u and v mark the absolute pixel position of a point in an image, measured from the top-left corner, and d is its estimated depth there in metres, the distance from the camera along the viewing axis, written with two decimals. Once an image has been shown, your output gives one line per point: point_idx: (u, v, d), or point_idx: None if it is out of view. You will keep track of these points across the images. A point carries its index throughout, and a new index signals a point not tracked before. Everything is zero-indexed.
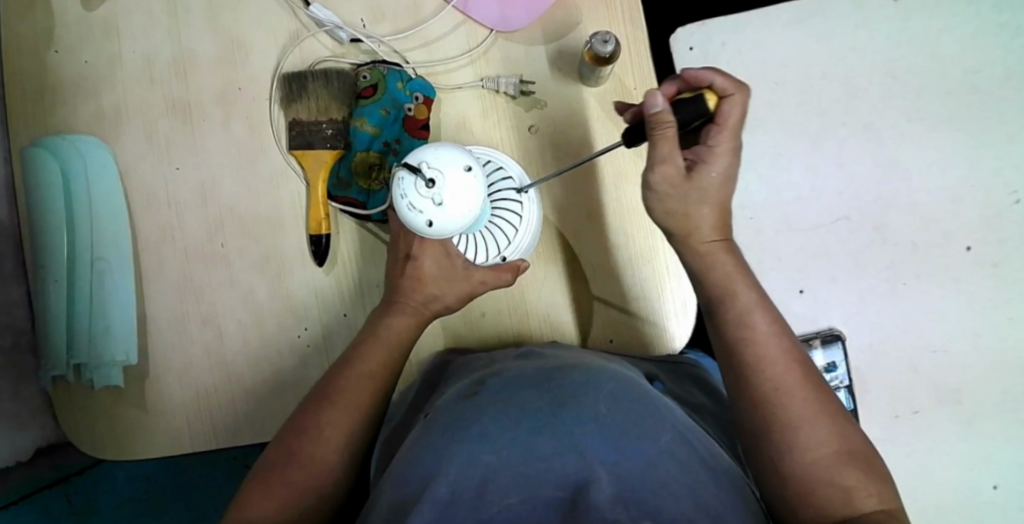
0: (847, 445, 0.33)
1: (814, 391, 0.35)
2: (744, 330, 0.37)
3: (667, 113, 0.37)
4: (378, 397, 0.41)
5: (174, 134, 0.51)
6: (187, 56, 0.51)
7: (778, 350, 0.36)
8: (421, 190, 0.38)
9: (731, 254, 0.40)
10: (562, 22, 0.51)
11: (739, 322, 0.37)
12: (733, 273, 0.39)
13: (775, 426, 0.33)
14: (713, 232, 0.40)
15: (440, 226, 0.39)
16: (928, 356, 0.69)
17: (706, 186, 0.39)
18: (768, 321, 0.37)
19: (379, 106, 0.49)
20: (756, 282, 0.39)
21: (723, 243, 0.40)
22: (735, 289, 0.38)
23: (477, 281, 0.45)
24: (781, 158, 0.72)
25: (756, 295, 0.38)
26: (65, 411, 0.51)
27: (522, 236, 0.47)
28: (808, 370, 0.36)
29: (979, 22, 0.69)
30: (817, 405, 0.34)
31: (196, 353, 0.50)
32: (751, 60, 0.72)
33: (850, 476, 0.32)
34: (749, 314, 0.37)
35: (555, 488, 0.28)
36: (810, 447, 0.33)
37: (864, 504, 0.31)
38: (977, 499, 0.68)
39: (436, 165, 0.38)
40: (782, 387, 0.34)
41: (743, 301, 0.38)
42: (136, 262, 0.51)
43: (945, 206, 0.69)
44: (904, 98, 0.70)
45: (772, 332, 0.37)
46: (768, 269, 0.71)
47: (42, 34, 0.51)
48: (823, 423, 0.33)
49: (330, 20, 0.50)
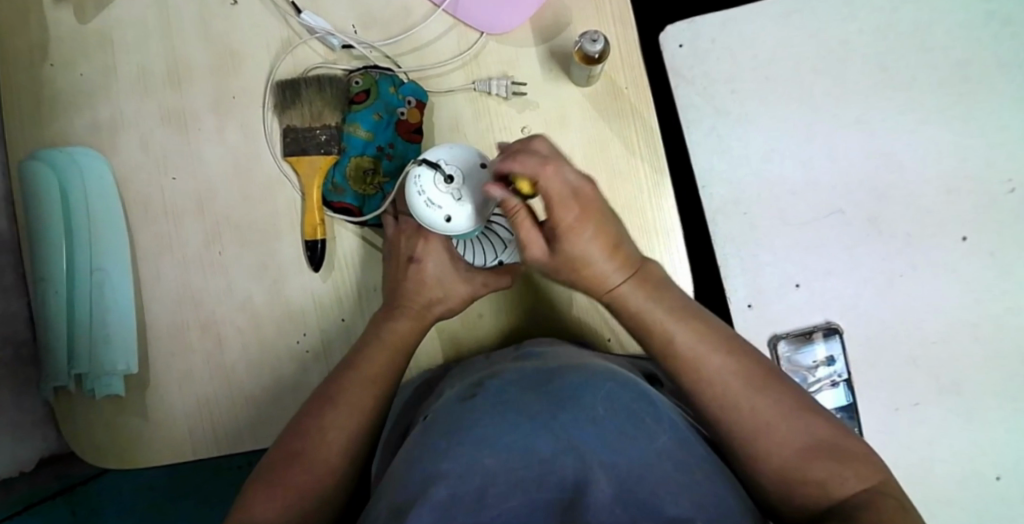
0: (811, 436, 0.32)
1: (763, 391, 0.33)
2: (673, 355, 0.35)
3: (510, 200, 0.34)
4: (381, 400, 0.42)
5: (169, 144, 0.52)
6: (181, 65, 0.52)
7: (713, 363, 0.35)
8: (440, 186, 0.38)
9: (641, 286, 0.37)
10: (551, 23, 0.52)
11: (664, 352, 0.36)
12: (645, 306, 0.37)
13: (735, 441, 0.33)
14: (617, 274, 0.37)
15: (457, 221, 0.39)
16: (928, 347, 0.69)
17: (579, 254, 0.35)
18: (695, 336, 0.35)
19: (371, 111, 0.49)
20: (677, 305, 0.37)
21: (632, 279, 0.37)
22: (651, 322, 0.36)
23: (479, 282, 0.47)
24: (775, 152, 0.72)
25: (674, 316, 0.36)
26: (67, 421, 0.51)
27: (518, 242, 0.47)
28: (749, 370, 0.34)
29: (968, 13, 0.69)
30: (769, 406, 0.33)
31: (196, 361, 0.50)
32: (742, 57, 0.72)
33: (820, 468, 0.31)
34: (672, 338, 0.36)
35: (555, 490, 0.28)
36: (775, 452, 0.32)
37: (845, 490, 0.30)
38: (981, 490, 0.68)
39: (455, 162, 0.39)
40: (725, 401, 0.33)
41: (660, 327, 0.36)
42: (134, 271, 0.51)
43: (940, 196, 0.69)
44: (896, 89, 0.70)
45: (699, 349, 0.35)
46: (764, 264, 0.71)
47: (37, 47, 0.52)
48: (781, 420, 0.33)
49: (321, 27, 0.51)
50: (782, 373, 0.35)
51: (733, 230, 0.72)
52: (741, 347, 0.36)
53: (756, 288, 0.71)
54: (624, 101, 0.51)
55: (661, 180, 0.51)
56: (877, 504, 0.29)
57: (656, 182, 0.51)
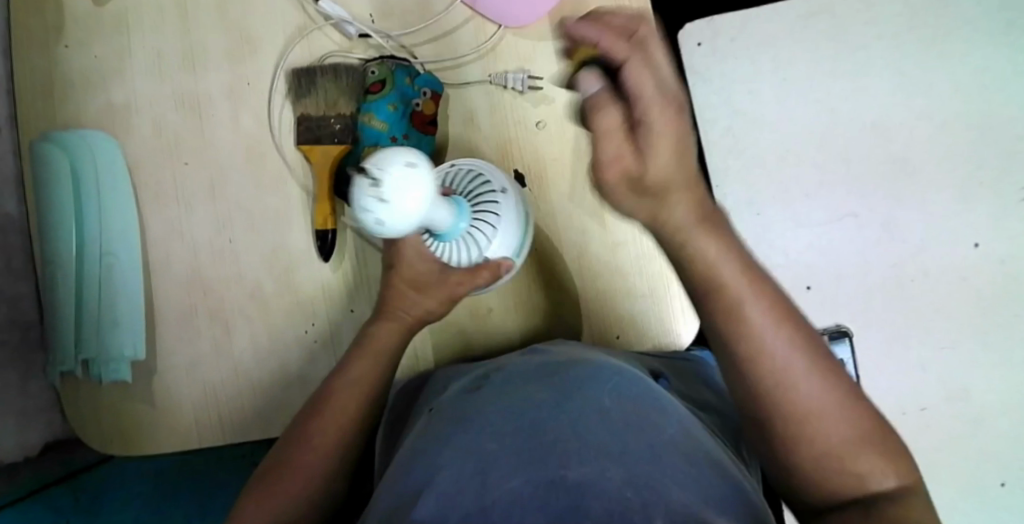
0: (859, 427, 0.30)
1: (823, 375, 0.31)
2: (738, 325, 0.32)
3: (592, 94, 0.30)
4: (369, 400, 0.41)
5: (182, 130, 0.51)
6: (197, 51, 0.52)
7: (779, 337, 0.31)
8: (366, 191, 0.30)
9: (715, 237, 0.32)
10: (570, 18, 0.51)
11: (732, 319, 0.32)
12: (720, 263, 0.32)
13: (780, 422, 0.31)
14: (690, 217, 0.32)
15: (393, 228, 0.31)
16: (936, 354, 0.69)
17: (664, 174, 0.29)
18: (765, 307, 0.32)
19: (387, 102, 0.47)
20: (746, 264, 0.33)
21: (705, 226, 0.32)
22: (725, 283, 0.32)
23: (454, 282, 0.43)
24: (791, 154, 0.72)
25: (747, 280, 0.32)
26: (72, 405, 0.51)
27: (502, 235, 0.43)
28: (814, 349, 0.32)
29: (990, 20, 0.69)
30: (829, 390, 0.31)
31: (204, 349, 0.50)
32: (757, 58, 0.72)
33: (863, 461, 0.30)
34: (743, 303, 0.32)
35: (558, 467, 0.27)
36: (820, 439, 0.30)
37: (880, 484, 0.29)
38: (984, 497, 0.67)
39: (383, 162, 0.30)
40: (782, 380, 0.31)
41: (735, 292, 0.32)
42: (144, 257, 0.51)
43: (954, 203, 0.69)
44: (914, 94, 0.70)
45: (766, 319, 0.31)
46: (776, 266, 0.71)
47: (52, 29, 0.52)
48: (834, 406, 0.30)
49: (338, 15, 0.50)
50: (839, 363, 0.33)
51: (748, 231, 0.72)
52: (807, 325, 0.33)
53: None
54: None
55: None
56: (911, 505, 0.28)
57: None
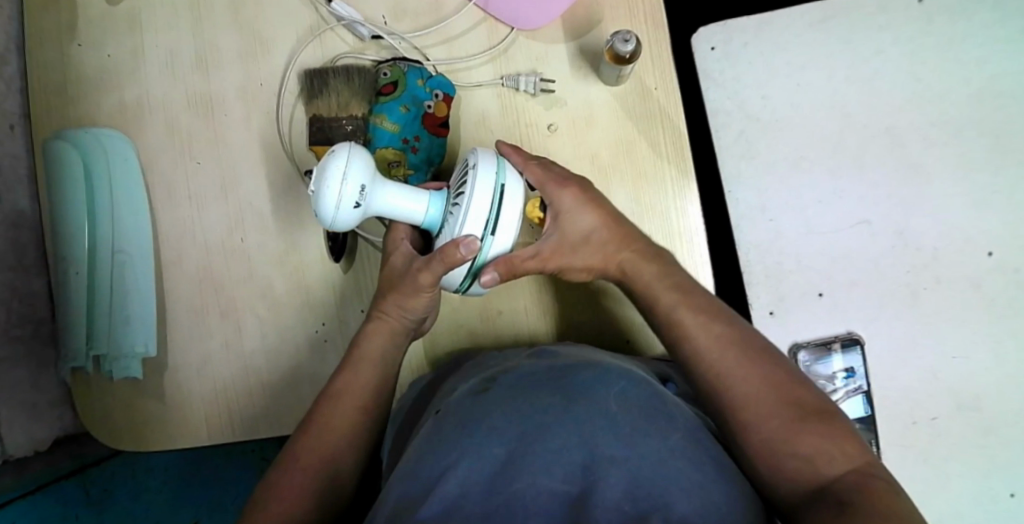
0: (803, 412, 0.31)
1: (755, 363, 0.33)
2: (673, 329, 0.37)
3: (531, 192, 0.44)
4: (380, 401, 0.41)
5: (195, 128, 0.52)
6: (210, 50, 0.52)
7: (711, 333, 0.35)
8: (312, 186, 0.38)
9: (646, 261, 0.41)
10: (583, 21, 0.51)
11: (668, 324, 0.37)
12: (655, 283, 0.40)
13: (721, 410, 0.32)
14: (613, 245, 0.42)
15: (323, 206, 0.37)
16: (948, 362, 0.68)
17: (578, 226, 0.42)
18: (696, 313, 0.37)
19: (399, 103, 0.48)
20: (676, 281, 0.40)
21: (636, 252, 0.42)
22: (658, 297, 0.39)
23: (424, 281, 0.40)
24: (803, 159, 0.71)
25: (678, 294, 0.39)
26: (83, 401, 0.51)
27: (464, 211, 0.38)
28: (750, 345, 0.34)
29: (1004, 27, 0.69)
30: (766, 382, 0.32)
31: (215, 347, 0.50)
32: (771, 62, 0.72)
33: (808, 442, 0.29)
34: (673, 310, 0.38)
35: (563, 477, 0.27)
36: (757, 424, 0.31)
37: (830, 468, 0.28)
38: (994, 507, 0.67)
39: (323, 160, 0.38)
40: (714, 369, 0.34)
41: (665, 302, 0.38)
42: (156, 255, 0.51)
43: (967, 211, 0.68)
44: (927, 100, 0.69)
45: (697, 321, 0.36)
46: (788, 272, 0.71)
47: (66, 28, 0.52)
48: (772, 393, 0.32)
49: (350, 16, 0.50)
50: (785, 358, 0.34)
51: (760, 236, 0.72)
52: (747, 328, 0.36)
53: (778, 296, 0.70)
54: (653, 103, 0.50)
55: (686, 185, 0.50)
56: (865, 487, 0.27)
57: (681, 185, 0.50)
